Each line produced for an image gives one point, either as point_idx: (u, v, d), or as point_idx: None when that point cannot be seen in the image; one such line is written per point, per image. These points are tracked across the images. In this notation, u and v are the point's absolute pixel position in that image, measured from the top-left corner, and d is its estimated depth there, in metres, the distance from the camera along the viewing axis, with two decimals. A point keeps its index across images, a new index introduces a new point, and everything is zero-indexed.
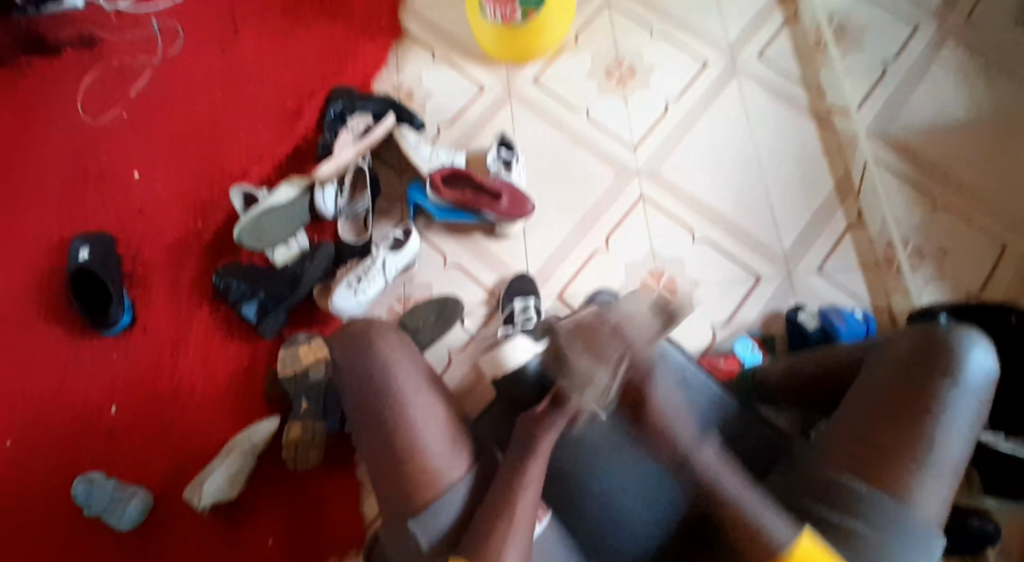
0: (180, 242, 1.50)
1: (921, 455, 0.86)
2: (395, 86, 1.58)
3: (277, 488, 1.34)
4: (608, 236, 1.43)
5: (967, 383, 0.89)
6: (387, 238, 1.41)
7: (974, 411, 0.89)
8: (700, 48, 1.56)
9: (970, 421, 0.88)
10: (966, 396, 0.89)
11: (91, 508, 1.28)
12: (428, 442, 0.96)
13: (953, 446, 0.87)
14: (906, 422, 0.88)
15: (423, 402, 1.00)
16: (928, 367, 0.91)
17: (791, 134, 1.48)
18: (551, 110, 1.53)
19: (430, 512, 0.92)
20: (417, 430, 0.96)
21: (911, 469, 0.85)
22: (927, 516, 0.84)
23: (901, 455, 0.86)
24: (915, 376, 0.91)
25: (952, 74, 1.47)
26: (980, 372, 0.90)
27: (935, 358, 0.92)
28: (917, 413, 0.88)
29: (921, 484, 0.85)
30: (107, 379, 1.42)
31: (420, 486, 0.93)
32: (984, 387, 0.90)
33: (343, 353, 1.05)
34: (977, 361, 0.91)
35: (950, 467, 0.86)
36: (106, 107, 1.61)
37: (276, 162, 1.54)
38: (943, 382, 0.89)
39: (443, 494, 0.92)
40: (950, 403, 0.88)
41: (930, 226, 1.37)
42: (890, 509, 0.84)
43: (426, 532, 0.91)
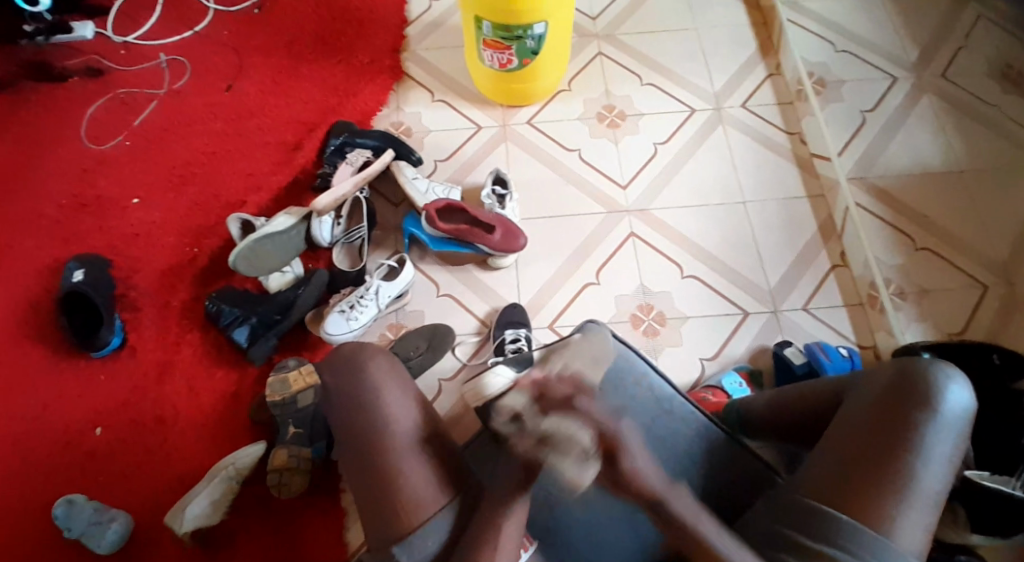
0: (174, 267, 1.51)
1: (899, 487, 0.88)
2: (394, 123, 1.64)
3: (261, 515, 1.32)
4: (598, 270, 1.46)
5: (945, 419, 0.91)
6: (382, 266, 1.44)
7: (952, 445, 0.90)
8: (688, 97, 1.64)
9: (948, 454, 0.90)
10: (944, 429, 0.91)
11: (70, 531, 1.24)
12: (412, 469, 0.95)
13: (931, 478, 0.89)
14: (885, 454, 0.90)
15: (410, 429, 0.98)
16: (908, 399, 0.93)
17: (775, 178, 1.54)
18: (545, 149, 1.58)
19: (414, 538, 0.91)
20: (404, 457, 0.95)
21: (889, 502, 0.88)
22: (904, 547, 0.86)
23: (880, 487, 0.88)
24: (894, 408, 0.92)
25: (927, 125, 1.55)
26: (959, 406, 0.92)
27: (914, 392, 0.93)
28: (896, 445, 0.90)
29: (899, 516, 0.87)
30: (93, 401, 1.40)
31: (405, 512, 0.92)
32: (963, 420, 0.92)
33: (331, 375, 1.02)
34: (956, 395, 0.92)
35: (929, 499, 0.88)
36: (109, 135, 1.64)
37: (274, 192, 1.56)
38: (922, 415, 0.91)
39: (428, 520, 0.92)
40: (929, 436, 0.90)
41: (909, 267, 1.42)
42: (868, 542, 0.86)
43: (410, 556, 0.91)
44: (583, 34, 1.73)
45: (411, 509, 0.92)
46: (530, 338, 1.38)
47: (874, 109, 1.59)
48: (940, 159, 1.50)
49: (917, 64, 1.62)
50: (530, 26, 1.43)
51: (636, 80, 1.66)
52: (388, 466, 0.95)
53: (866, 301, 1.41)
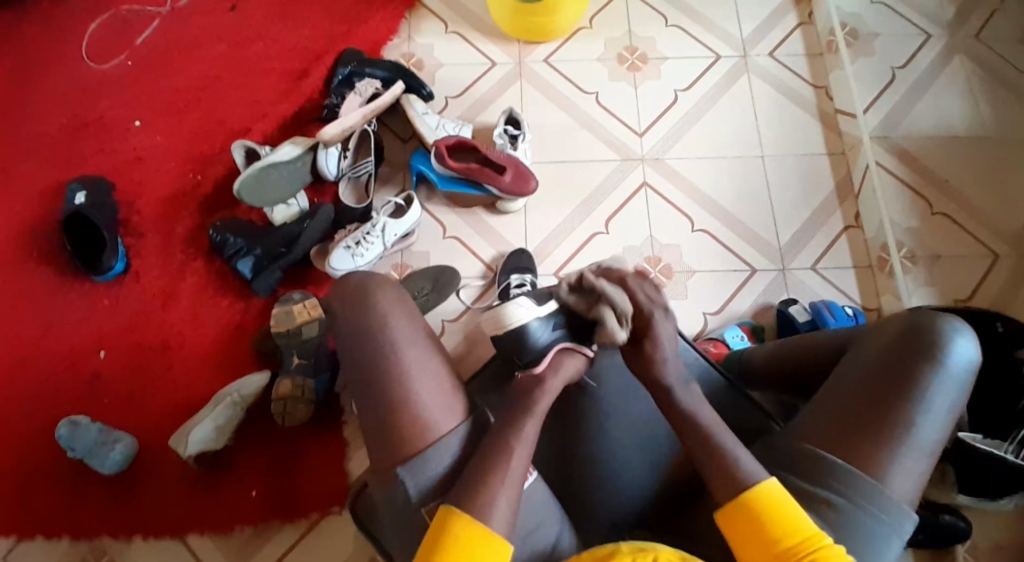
0: (178, 194, 1.49)
1: (896, 435, 0.88)
2: (406, 55, 1.58)
3: (261, 444, 1.34)
4: (608, 219, 1.44)
5: (948, 370, 0.90)
6: (389, 204, 1.41)
7: (953, 397, 0.90)
8: (714, 42, 1.57)
9: (950, 406, 0.90)
10: (947, 381, 0.90)
11: (74, 450, 1.26)
12: (422, 397, 0.94)
13: (931, 428, 0.88)
14: (883, 401, 0.90)
15: (418, 356, 0.97)
16: (912, 349, 0.92)
17: (795, 133, 1.50)
18: (561, 90, 1.54)
19: (422, 460, 0.91)
20: (411, 387, 0.94)
21: (886, 447, 0.87)
22: (898, 494, 0.87)
23: (877, 432, 0.88)
24: (897, 359, 0.92)
25: (958, 85, 1.49)
26: (963, 360, 0.91)
27: (919, 343, 0.92)
28: (895, 393, 0.90)
29: (896, 463, 0.87)
30: (98, 324, 1.41)
31: (413, 433, 0.92)
32: (966, 374, 0.91)
33: (343, 306, 1.01)
34: (961, 349, 0.92)
35: (927, 448, 0.88)
36: (111, 53, 1.59)
37: (280, 120, 1.52)
38: (926, 366, 0.90)
39: (437, 442, 0.92)
40: (931, 387, 0.89)
41: (923, 231, 1.40)
42: (862, 485, 0.86)
43: (416, 477, 0.91)
44: None
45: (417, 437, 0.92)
46: (535, 283, 1.37)
47: (905, 65, 1.52)
48: (966, 122, 1.46)
49: (954, 20, 1.55)
50: None
51: (661, 21, 1.59)
52: (395, 396, 0.94)
53: (876, 264, 1.40)
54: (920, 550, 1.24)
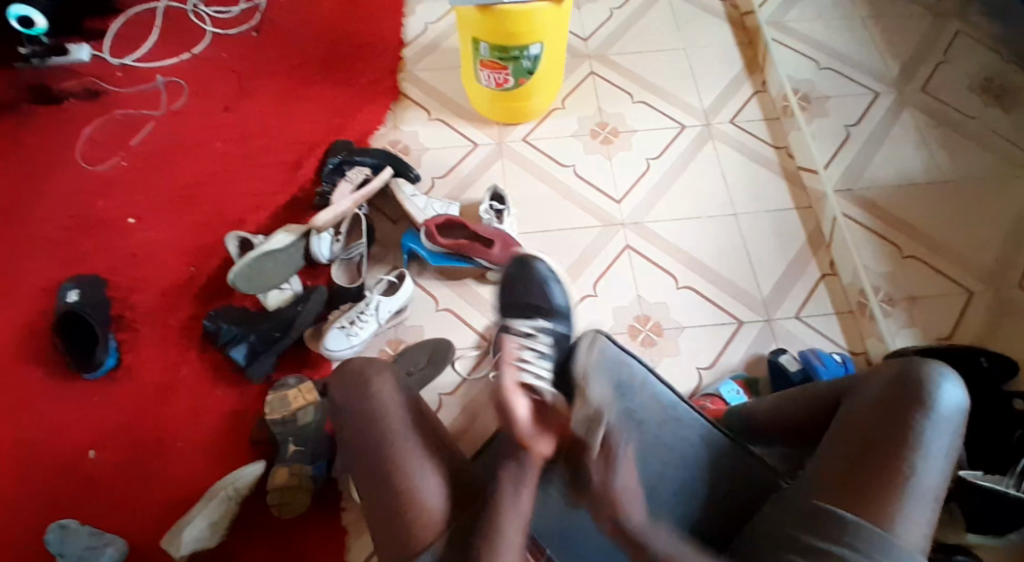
0: (172, 285, 1.50)
1: (898, 483, 0.90)
2: (391, 141, 1.65)
3: (264, 535, 1.32)
4: (595, 282, 1.48)
5: (939, 415, 0.94)
6: (382, 282, 1.45)
7: (949, 441, 0.93)
8: (681, 115, 1.68)
9: (946, 451, 0.93)
10: (941, 424, 0.94)
11: (64, 557, 1.21)
12: (424, 476, 0.96)
13: (931, 473, 0.91)
14: (884, 447, 0.92)
15: (418, 442, 0.99)
16: (904, 398, 0.95)
17: (765, 190, 1.58)
18: (541, 165, 1.61)
19: (429, 550, 0.92)
20: (415, 473, 0.96)
21: (893, 494, 0.89)
22: (908, 541, 0.88)
23: (883, 480, 0.90)
24: (893, 407, 0.95)
25: (910, 138, 1.60)
26: (953, 404, 0.95)
27: (909, 392, 0.95)
28: (895, 441, 0.92)
29: (901, 512, 0.89)
30: (91, 422, 1.38)
31: (418, 524, 0.93)
32: (958, 418, 0.95)
33: (342, 393, 1.04)
34: (950, 395, 0.95)
35: (932, 494, 0.90)
36: (105, 154, 1.64)
37: (274, 210, 1.57)
38: (920, 412, 0.94)
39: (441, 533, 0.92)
40: (927, 432, 0.92)
41: (897, 275, 1.47)
42: (873, 537, 0.87)
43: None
44: (576, 53, 1.77)
45: (424, 518, 0.93)
46: None
47: (859, 123, 1.64)
48: (923, 170, 1.56)
49: (899, 79, 1.68)
50: (526, 47, 1.47)
51: (628, 98, 1.70)
52: (399, 473, 0.96)
53: (856, 309, 1.45)
54: None
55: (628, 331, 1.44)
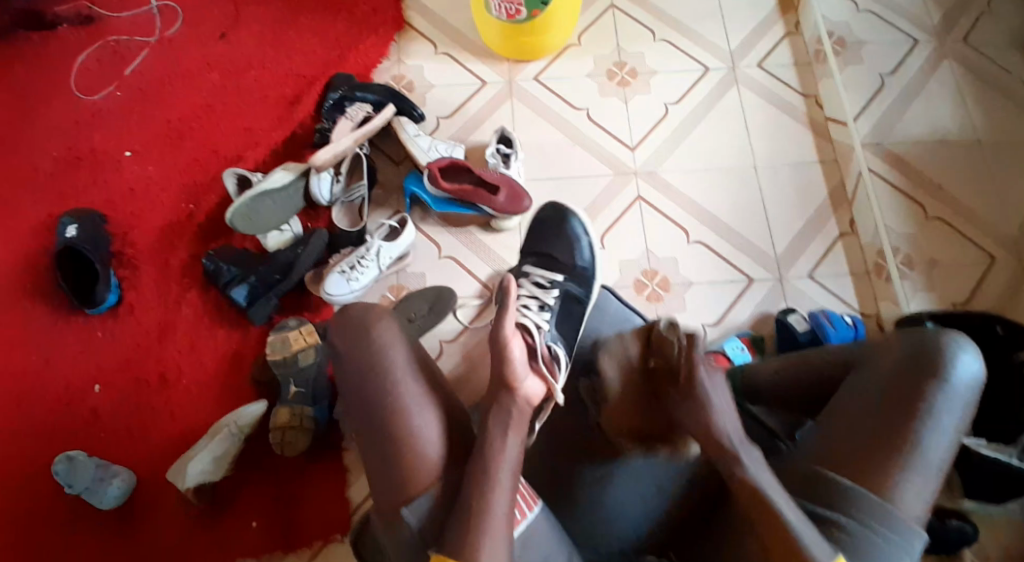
0: (171, 223, 1.48)
1: (904, 453, 0.85)
2: (396, 77, 1.58)
3: (263, 473, 1.33)
4: (603, 234, 1.43)
5: (953, 386, 0.88)
6: (383, 227, 1.41)
7: (960, 413, 0.88)
8: (704, 56, 1.58)
9: (958, 423, 0.87)
10: (954, 397, 0.88)
11: (71, 487, 1.25)
12: (420, 429, 0.92)
13: (939, 445, 0.86)
14: (891, 417, 0.87)
15: (417, 393, 0.93)
16: (917, 366, 0.90)
17: (787, 142, 1.50)
18: (552, 108, 1.54)
19: (422, 499, 0.89)
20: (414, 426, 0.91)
21: (896, 465, 0.85)
22: (909, 512, 0.84)
23: (888, 449, 0.86)
24: (903, 377, 0.90)
25: (946, 90, 1.50)
26: (969, 377, 0.89)
27: (923, 361, 0.90)
28: (903, 411, 0.87)
29: (904, 482, 0.84)
30: (94, 358, 1.39)
31: (411, 474, 0.90)
32: (973, 392, 0.89)
33: (340, 337, 0.97)
34: (966, 365, 0.89)
35: (938, 468, 0.85)
36: (101, 85, 1.59)
37: (272, 147, 1.52)
38: (933, 383, 0.88)
39: (433, 486, 0.90)
40: (938, 405, 0.87)
41: (919, 236, 1.41)
42: (871, 507, 0.83)
43: (417, 516, 0.89)
44: None
45: (417, 470, 0.90)
46: None
47: (894, 72, 1.53)
48: (957, 126, 1.47)
49: (941, 24, 1.56)
50: None
51: (649, 36, 1.60)
52: (394, 426, 0.92)
53: (872, 270, 1.39)
54: (926, 555, 1.24)
55: (634, 286, 1.40)
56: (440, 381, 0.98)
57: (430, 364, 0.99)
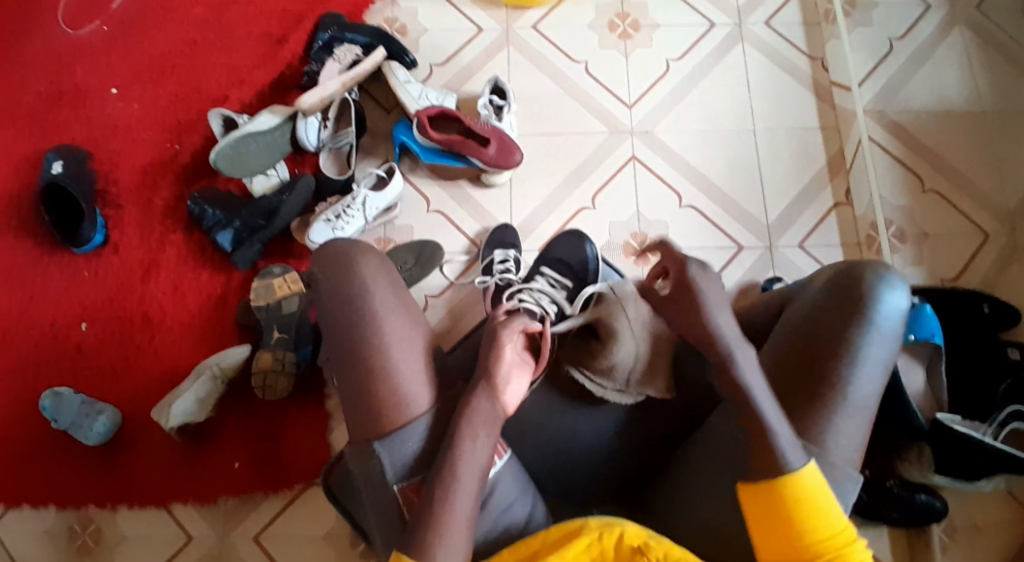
0: (156, 162, 1.46)
1: (832, 394, 0.84)
2: (388, 19, 1.53)
3: (243, 419, 1.35)
4: (594, 194, 1.41)
5: (879, 321, 0.86)
6: (371, 176, 1.39)
7: (887, 349, 0.86)
8: (709, 9, 1.52)
9: (885, 358, 0.86)
10: (881, 333, 0.86)
11: (58, 422, 1.28)
12: (399, 367, 0.89)
13: (866, 383, 0.85)
14: (819, 360, 0.86)
15: (400, 334, 0.91)
16: (844, 303, 0.88)
17: (789, 104, 1.46)
18: (549, 59, 1.49)
19: (397, 436, 0.86)
20: (394, 366, 0.89)
21: (825, 408, 0.84)
22: (841, 455, 0.83)
23: (817, 390, 0.85)
24: (832, 316, 0.88)
25: (955, 58, 1.46)
26: (894, 313, 0.87)
27: (849, 298, 0.88)
28: (831, 351, 0.86)
29: (833, 425, 0.83)
30: (78, 297, 1.40)
31: (388, 409, 0.87)
32: (898, 324, 0.87)
33: (324, 274, 0.95)
34: (892, 300, 0.87)
35: (867, 405, 0.85)
36: (85, 14, 1.54)
37: (259, 88, 1.48)
38: (859, 321, 0.86)
39: (410, 422, 0.86)
40: (863, 341, 0.86)
41: (913, 209, 1.39)
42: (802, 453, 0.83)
43: (390, 455, 0.85)
44: None
45: (393, 410, 0.87)
46: (519, 259, 1.36)
47: (903, 36, 1.48)
48: (963, 96, 1.43)
49: None
50: None
51: None
52: (373, 368, 0.88)
53: (864, 242, 1.38)
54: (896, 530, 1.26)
55: (622, 248, 1.38)
56: (424, 322, 0.95)
57: (415, 306, 0.95)
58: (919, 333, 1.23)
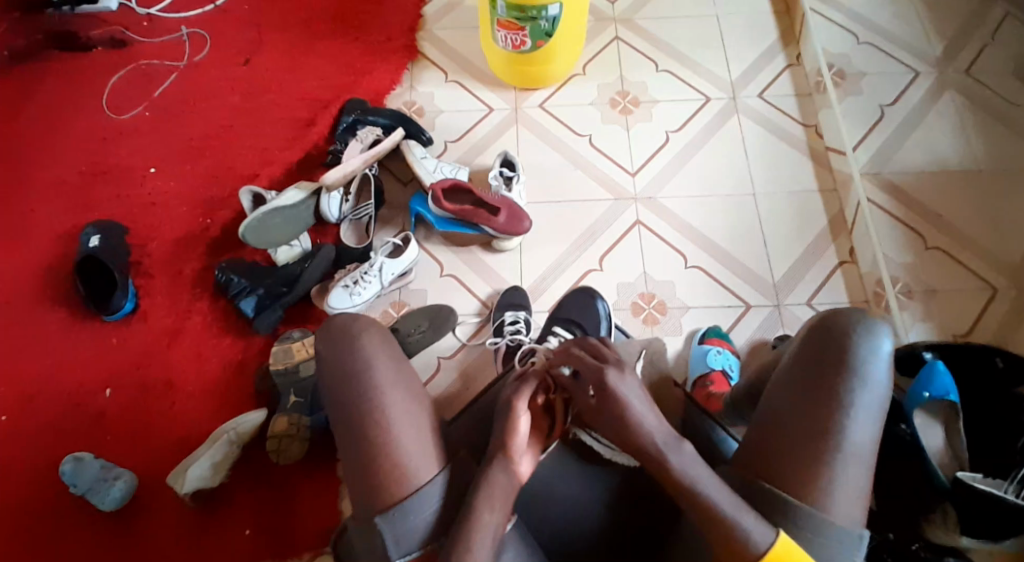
0: (188, 236, 1.55)
1: (830, 451, 0.82)
2: (407, 102, 1.65)
3: (258, 483, 1.36)
4: (601, 256, 1.46)
5: (867, 373, 0.84)
6: (387, 244, 1.45)
7: (879, 400, 0.84)
8: (704, 85, 1.62)
9: (877, 410, 0.84)
10: (870, 384, 0.84)
11: (76, 487, 1.29)
12: (403, 438, 0.86)
13: (862, 438, 0.82)
14: (808, 415, 0.84)
15: (401, 406, 0.88)
16: (829, 356, 0.86)
17: (787, 169, 1.52)
18: (555, 133, 1.58)
19: (401, 510, 0.83)
20: (395, 440, 0.86)
21: (824, 468, 0.81)
22: (845, 514, 0.81)
23: (810, 447, 0.82)
24: (820, 370, 0.85)
25: (947, 122, 1.52)
26: (881, 363, 0.85)
27: (835, 350, 0.86)
28: (818, 405, 0.84)
29: (833, 485, 0.81)
30: (106, 364, 1.45)
31: (392, 481, 0.84)
32: (886, 374, 0.85)
33: (324, 347, 0.93)
34: (877, 351, 0.85)
35: (864, 455, 0.82)
36: (131, 105, 1.68)
37: (286, 167, 1.59)
38: (843, 372, 0.84)
39: (417, 492, 0.84)
40: (855, 395, 0.83)
41: (919, 267, 1.40)
42: (806, 516, 0.80)
43: (395, 529, 0.83)
44: (600, 18, 1.72)
45: (397, 480, 0.84)
46: (529, 320, 1.38)
47: (894, 103, 1.55)
48: (957, 156, 1.48)
49: (942, 58, 1.58)
50: (545, 7, 1.43)
51: (651, 66, 1.65)
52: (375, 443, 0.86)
53: (872, 299, 1.39)
54: None
55: (630, 308, 1.41)
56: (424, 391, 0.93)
57: (417, 379, 0.93)
58: (934, 391, 1.19)
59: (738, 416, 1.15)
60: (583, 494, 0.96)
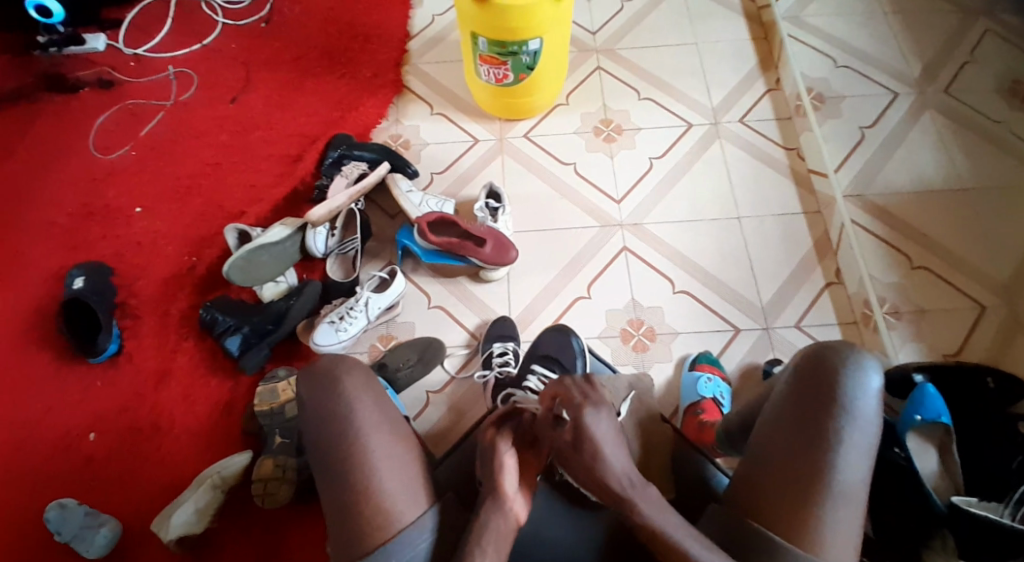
0: (174, 275, 1.54)
1: (819, 493, 0.81)
2: (393, 136, 1.66)
3: (245, 526, 1.33)
4: (589, 284, 1.46)
5: (856, 413, 0.83)
6: (374, 278, 1.44)
7: (868, 440, 0.83)
8: (687, 112, 1.63)
9: (866, 449, 0.83)
10: (860, 424, 0.83)
11: (61, 535, 1.25)
12: (380, 477, 0.85)
13: (850, 479, 0.82)
14: (796, 456, 0.83)
15: (387, 446, 0.86)
16: (817, 395, 0.85)
17: (772, 194, 1.53)
18: (540, 162, 1.59)
19: (385, 552, 0.81)
20: (381, 480, 0.84)
21: (812, 510, 0.81)
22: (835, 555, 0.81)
23: (799, 486, 0.82)
24: (808, 410, 0.84)
25: (928, 143, 1.53)
26: (870, 402, 0.84)
27: (824, 389, 0.85)
28: (808, 446, 0.83)
29: (823, 526, 0.81)
30: (91, 407, 1.43)
31: (374, 525, 0.82)
32: (876, 412, 0.84)
33: (306, 388, 0.90)
34: (865, 389, 0.84)
35: (855, 493, 0.82)
36: (118, 144, 1.69)
37: (274, 202, 1.59)
38: (833, 411, 0.84)
39: (400, 536, 0.82)
40: (844, 435, 0.83)
41: (906, 288, 1.40)
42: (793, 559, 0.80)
43: None
44: (581, 48, 1.73)
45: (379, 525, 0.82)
46: (518, 351, 1.38)
47: (874, 125, 1.57)
48: (941, 175, 1.49)
49: (920, 79, 1.60)
50: (525, 43, 1.44)
51: (633, 94, 1.66)
52: (356, 478, 0.84)
53: (861, 320, 1.39)
54: None
55: (620, 336, 1.40)
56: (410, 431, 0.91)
57: (403, 420, 0.91)
58: (927, 413, 1.17)
59: (731, 447, 1.11)
60: (577, 529, 0.94)
